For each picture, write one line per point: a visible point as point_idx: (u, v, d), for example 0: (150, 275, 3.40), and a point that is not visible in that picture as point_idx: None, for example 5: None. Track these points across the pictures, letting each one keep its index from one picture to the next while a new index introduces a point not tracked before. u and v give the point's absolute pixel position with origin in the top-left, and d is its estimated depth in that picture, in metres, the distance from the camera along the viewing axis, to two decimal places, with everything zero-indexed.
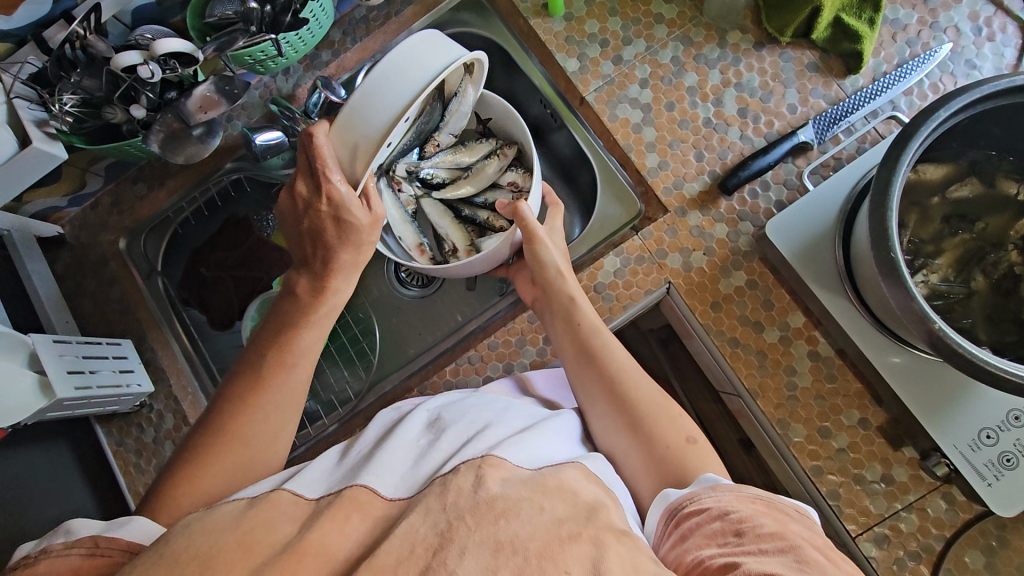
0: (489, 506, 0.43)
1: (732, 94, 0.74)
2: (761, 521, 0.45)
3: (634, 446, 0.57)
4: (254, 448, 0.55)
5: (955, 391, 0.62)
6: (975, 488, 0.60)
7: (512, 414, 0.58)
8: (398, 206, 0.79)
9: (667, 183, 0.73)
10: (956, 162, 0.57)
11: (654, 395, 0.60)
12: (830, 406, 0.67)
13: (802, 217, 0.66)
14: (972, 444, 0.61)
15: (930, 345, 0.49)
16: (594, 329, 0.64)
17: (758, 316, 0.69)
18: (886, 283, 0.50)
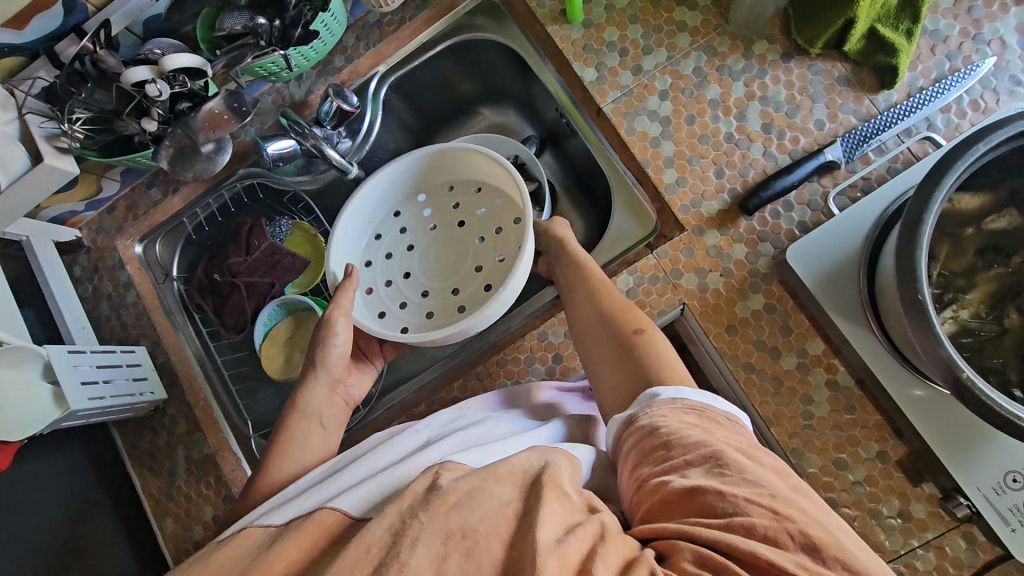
0: (440, 499, 0.42)
1: (757, 108, 0.71)
2: (688, 433, 0.47)
3: (604, 351, 0.61)
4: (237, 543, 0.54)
5: (979, 431, 0.59)
6: (997, 532, 0.58)
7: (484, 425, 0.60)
8: None
9: (685, 201, 0.71)
10: (994, 190, 0.54)
11: (622, 305, 0.63)
12: (847, 438, 0.65)
13: (824, 242, 0.64)
14: (997, 487, 0.58)
15: (951, 389, 0.46)
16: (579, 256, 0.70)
17: (775, 341, 0.67)
18: (911, 322, 0.48)
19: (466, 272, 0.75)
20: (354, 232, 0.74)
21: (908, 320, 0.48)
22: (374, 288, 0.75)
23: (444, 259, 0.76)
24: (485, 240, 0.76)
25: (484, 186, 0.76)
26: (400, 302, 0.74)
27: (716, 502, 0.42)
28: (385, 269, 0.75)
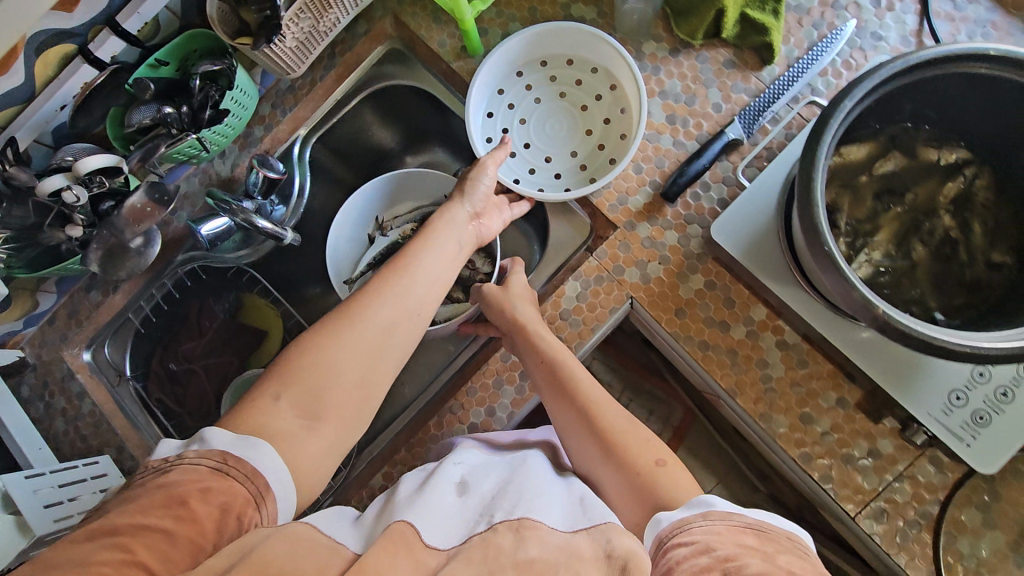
0: (528, 566, 0.46)
1: (658, 102, 0.75)
2: (748, 561, 0.46)
3: (610, 491, 0.59)
4: (371, 344, 0.57)
5: (919, 359, 0.62)
6: (956, 451, 0.61)
7: (528, 471, 0.59)
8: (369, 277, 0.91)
9: (612, 201, 0.74)
10: (876, 139, 0.58)
11: (627, 426, 0.62)
12: (807, 391, 0.68)
13: (743, 214, 0.67)
14: (944, 408, 0.62)
15: (879, 328, 0.49)
16: (563, 364, 0.66)
17: (722, 315, 0.71)
18: (827, 274, 0.51)
19: (581, 135, 0.78)
20: (476, 117, 0.75)
21: (824, 271, 0.52)
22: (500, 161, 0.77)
23: (554, 124, 0.78)
24: (588, 106, 0.78)
25: (576, 58, 0.77)
26: (529, 168, 0.77)
27: None
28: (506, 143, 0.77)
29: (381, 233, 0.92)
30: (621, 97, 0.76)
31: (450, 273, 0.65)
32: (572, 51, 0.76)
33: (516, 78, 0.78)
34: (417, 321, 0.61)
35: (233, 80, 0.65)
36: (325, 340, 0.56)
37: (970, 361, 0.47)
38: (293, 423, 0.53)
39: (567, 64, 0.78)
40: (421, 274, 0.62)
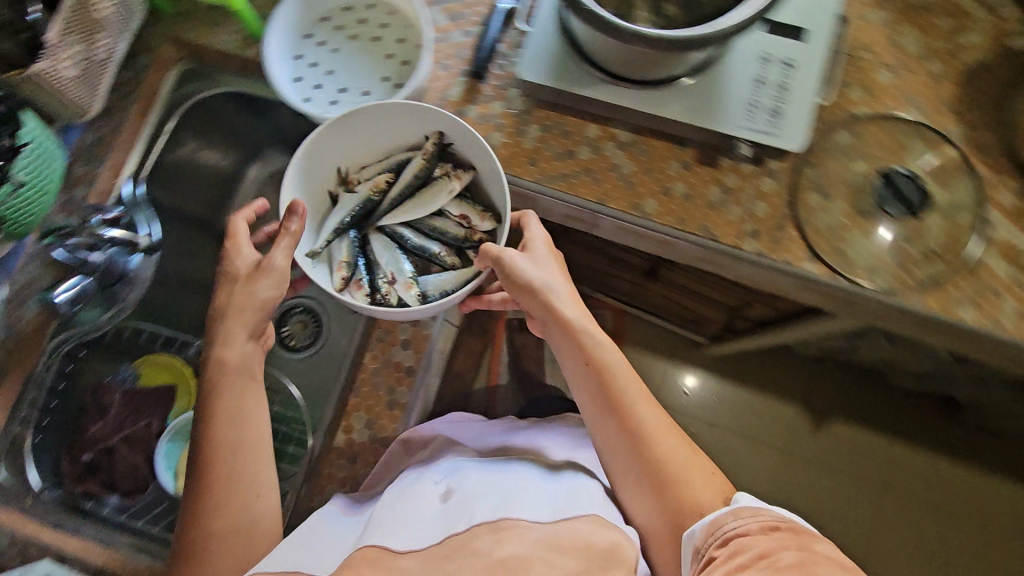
0: (503, 563, 0.63)
1: (436, 9, 0.84)
2: (783, 552, 0.57)
3: (646, 476, 0.71)
4: (246, 493, 0.69)
5: (715, 92, 0.73)
6: (771, 143, 0.72)
7: (512, 476, 0.76)
8: (347, 246, 0.86)
9: (436, 101, 0.81)
10: None
11: (677, 450, 0.71)
12: (657, 171, 0.78)
13: (538, 50, 0.75)
14: (750, 118, 0.72)
15: (658, 45, 0.62)
16: (609, 365, 0.73)
17: (566, 146, 0.79)
18: (608, 34, 0.63)
19: (385, 60, 0.84)
20: (285, 83, 0.79)
21: (606, 34, 0.63)
22: (327, 110, 0.81)
23: (358, 63, 0.84)
24: (379, 36, 0.84)
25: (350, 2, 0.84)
26: (354, 106, 0.82)
27: None
28: (324, 95, 0.82)
29: (344, 188, 0.86)
30: (403, 15, 0.83)
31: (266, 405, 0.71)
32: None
33: (307, 40, 0.83)
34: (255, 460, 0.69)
35: (23, 118, 0.69)
36: (206, 492, 0.68)
37: (729, 34, 0.61)
38: (206, 569, 0.67)
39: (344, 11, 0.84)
40: (222, 432, 0.69)
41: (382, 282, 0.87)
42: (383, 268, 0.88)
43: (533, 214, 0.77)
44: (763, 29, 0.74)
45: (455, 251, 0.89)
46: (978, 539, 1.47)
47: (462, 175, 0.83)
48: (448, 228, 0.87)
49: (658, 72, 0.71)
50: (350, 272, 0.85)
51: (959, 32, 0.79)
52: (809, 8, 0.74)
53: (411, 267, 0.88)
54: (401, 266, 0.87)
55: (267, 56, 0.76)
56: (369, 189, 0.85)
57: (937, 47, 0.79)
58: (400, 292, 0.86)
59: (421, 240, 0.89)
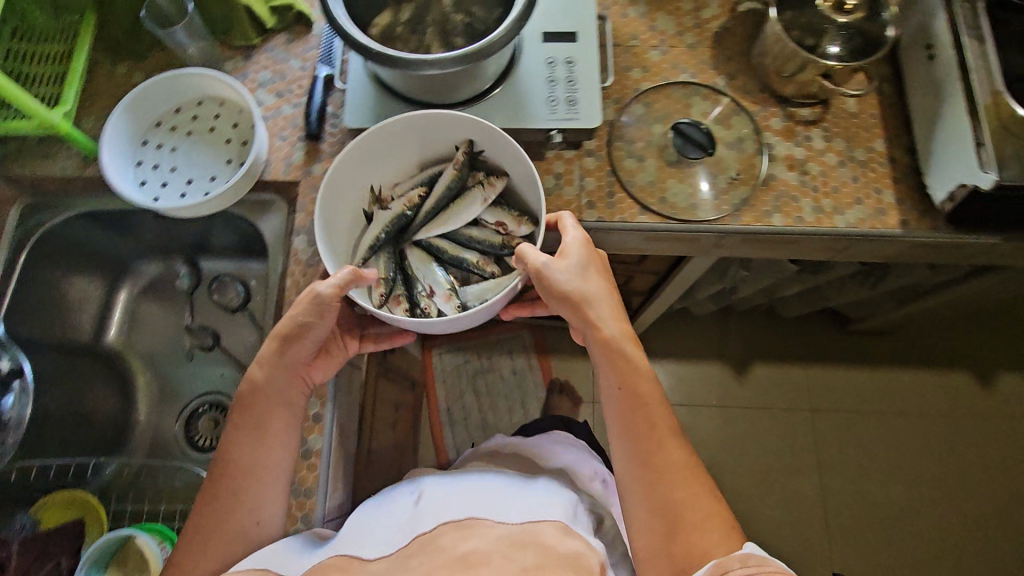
0: (464, 559, 0.65)
1: (262, 91, 0.91)
2: None
3: (660, 502, 0.71)
4: (250, 496, 0.74)
5: (516, 98, 0.84)
6: (575, 126, 0.83)
7: (487, 479, 0.80)
8: (384, 269, 0.89)
9: (282, 168, 0.88)
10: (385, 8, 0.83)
11: (695, 492, 0.72)
12: (495, 176, 0.87)
13: (358, 100, 0.84)
14: (551, 111, 0.83)
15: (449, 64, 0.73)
16: (643, 382, 0.76)
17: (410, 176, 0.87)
18: (406, 67, 0.73)
19: (224, 145, 0.89)
20: (128, 188, 0.83)
21: (405, 68, 0.74)
22: (176, 202, 0.84)
23: (199, 155, 0.88)
24: (214, 127, 0.90)
25: (179, 105, 0.90)
26: (204, 192, 0.86)
27: None
28: (171, 190, 0.86)
29: (379, 207, 0.90)
30: (232, 103, 0.90)
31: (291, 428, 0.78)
32: (171, 101, 0.89)
33: (146, 147, 0.88)
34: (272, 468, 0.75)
35: None
36: (222, 484, 0.74)
37: (502, 42, 0.73)
38: (193, 559, 0.72)
39: (177, 113, 0.90)
40: (245, 446, 0.75)
41: (422, 297, 0.89)
42: (420, 283, 0.90)
43: (569, 212, 0.82)
44: (542, 40, 0.87)
45: (492, 259, 0.91)
46: (906, 430, 1.61)
47: (496, 180, 0.87)
48: (488, 236, 0.89)
49: (465, 89, 0.82)
50: (389, 286, 0.89)
51: (700, 8, 0.97)
52: (574, 15, 0.87)
53: (449, 278, 0.90)
54: (438, 279, 0.89)
55: (103, 167, 0.81)
56: (402, 205, 0.89)
57: (687, 23, 0.96)
58: (438, 304, 0.87)
59: (460, 256, 0.91)
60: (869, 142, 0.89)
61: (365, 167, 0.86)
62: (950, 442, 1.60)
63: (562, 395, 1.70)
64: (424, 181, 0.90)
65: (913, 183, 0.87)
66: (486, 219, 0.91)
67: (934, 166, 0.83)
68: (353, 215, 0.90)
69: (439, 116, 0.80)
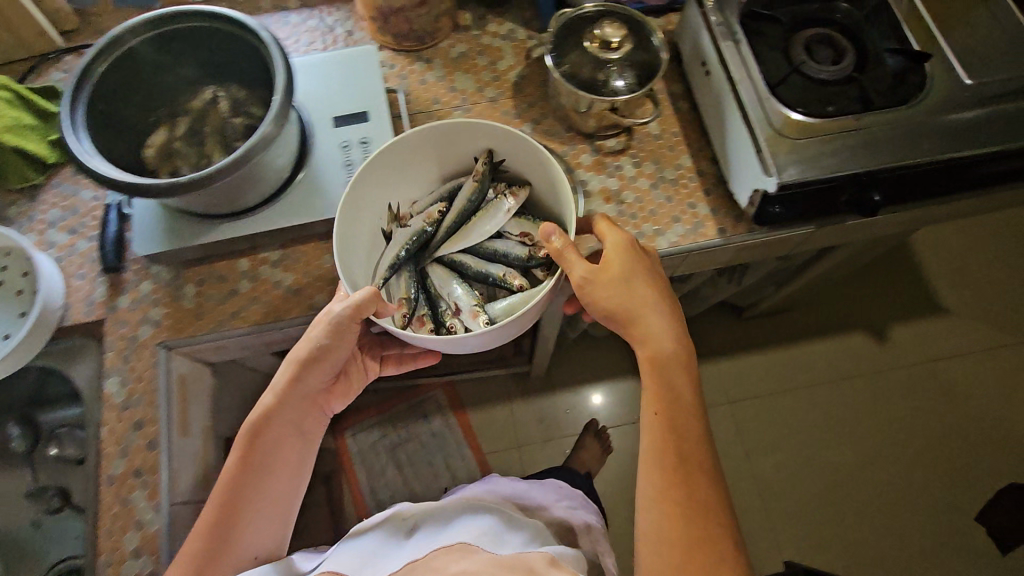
0: None
1: (53, 230, 0.86)
2: None
3: (681, 535, 0.69)
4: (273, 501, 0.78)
5: (313, 190, 0.83)
6: None
7: (467, 521, 0.85)
8: (405, 287, 0.90)
9: (84, 308, 0.82)
10: (159, 126, 0.81)
11: (719, 533, 0.69)
12: (314, 268, 0.84)
13: (145, 229, 0.82)
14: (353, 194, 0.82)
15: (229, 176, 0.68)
16: (685, 411, 0.75)
17: (225, 288, 0.83)
18: (185, 193, 0.68)
19: (15, 296, 0.83)
20: None
21: (184, 194, 0.69)
22: None
23: None
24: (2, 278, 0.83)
25: None
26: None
27: None
28: None
29: (398, 225, 0.92)
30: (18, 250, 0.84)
31: (307, 439, 0.83)
32: None
33: None
34: (294, 470, 0.81)
35: None
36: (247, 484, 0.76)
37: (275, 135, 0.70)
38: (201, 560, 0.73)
39: None
40: (275, 453, 0.78)
41: (447, 316, 0.89)
42: (444, 301, 0.91)
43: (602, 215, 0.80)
44: (334, 124, 0.86)
45: (520, 271, 0.91)
46: (818, 401, 1.67)
47: (519, 191, 0.89)
48: (515, 248, 0.90)
49: (255, 192, 0.79)
50: (412, 307, 0.89)
51: (495, 62, 0.99)
52: (363, 94, 0.87)
53: (476, 294, 0.90)
54: (461, 296, 0.89)
55: None
56: (422, 222, 0.91)
57: (485, 78, 0.97)
58: (464, 321, 0.87)
59: (485, 272, 0.91)
60: (675, 159, 0.92)
61: (380, 186, 0.88)
62: (858, 402, 1.67)
63: (597, 437, 1.54)
64: (444, 198, 0.92)
65: (723, 191, 0.89)
66: (509, 230, 0.92)
67: (733, 174, 0.85)
68: (372, 237, 0.91)
69: (461, 124, 0.84)
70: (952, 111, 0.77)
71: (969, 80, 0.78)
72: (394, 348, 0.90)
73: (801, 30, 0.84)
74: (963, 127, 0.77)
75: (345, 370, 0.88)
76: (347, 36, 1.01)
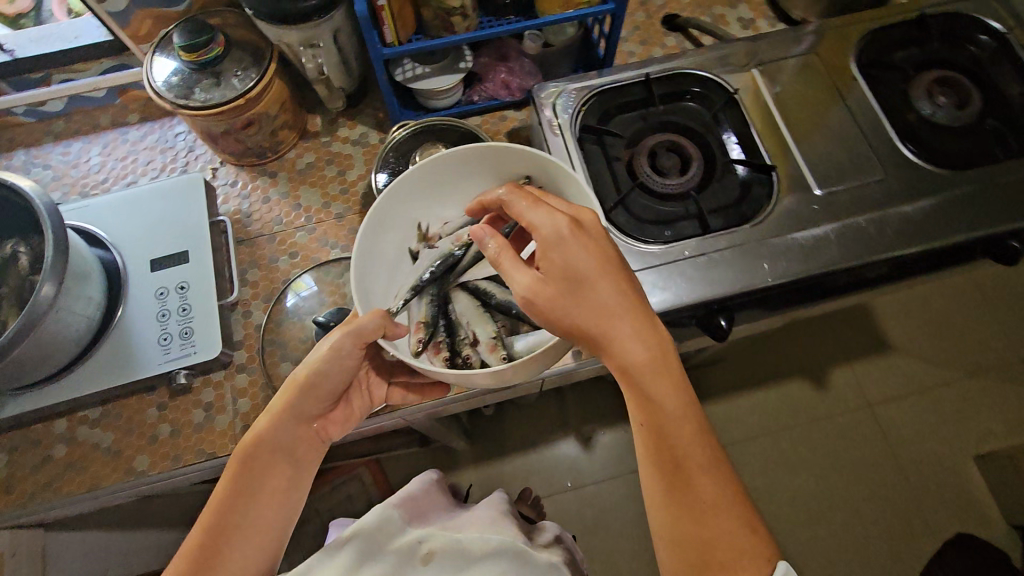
0: None
1: None
2: None
3: (693, 547, 0.57)
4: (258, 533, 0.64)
5: (125, 346, 0.77)
6: (193, 361, 0.77)
7: (486, 567, 0.69)
8: (423, 311, 0.75)
9: None
10: None
11: (740, 541, 0.56)
12: (135, 425, 0.78)
13: None
14: (165, 349, 0.77)
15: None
16: (681, 420, 0.59)
17: (35, 455, 0.77)
18: None
19: None
20: None
21: None
22: None
23: None
24: None
25: None
26: None
27: None
28: None
29: (426, 246, 0.78)
30: None
31: (308, 467, 0.71)
32: None
33: None
34: (289, 499, 0.68)
35: None
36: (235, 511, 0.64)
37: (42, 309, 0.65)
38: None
39: None
40: (268, 479, 0.66)
41: (463, 346, 0.74)
42: (463, 329, 0.76)
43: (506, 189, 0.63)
44: (152, 270, 0.81)
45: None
46: None
47: None
48: None
49: (57, 359, 0.73)
50: (429, 332, 0.75)
51: (344, 171, 0.92)
52: (185, 232, 0.83)
53: (497, 327, 0.76)
54: (485, 328, 0.75)
55: None
56: (450, 244, 0.77)
57: (332, 191, 0.91)
58: (484, 357, 0.72)
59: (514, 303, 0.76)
60: None
61: (413, 202, 0.75)
62: None
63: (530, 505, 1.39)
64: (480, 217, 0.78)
65: None
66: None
67: None
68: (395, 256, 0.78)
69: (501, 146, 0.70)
70: (800, 227, 0.71)
71: (818, 190, 0.72)
72: (403, 379, 0.78)
73: (643, 140, 0.78)
74: (812, 245, 0.70)
75: (347, 394, 0.75)
76: (188, 153, 0.94)
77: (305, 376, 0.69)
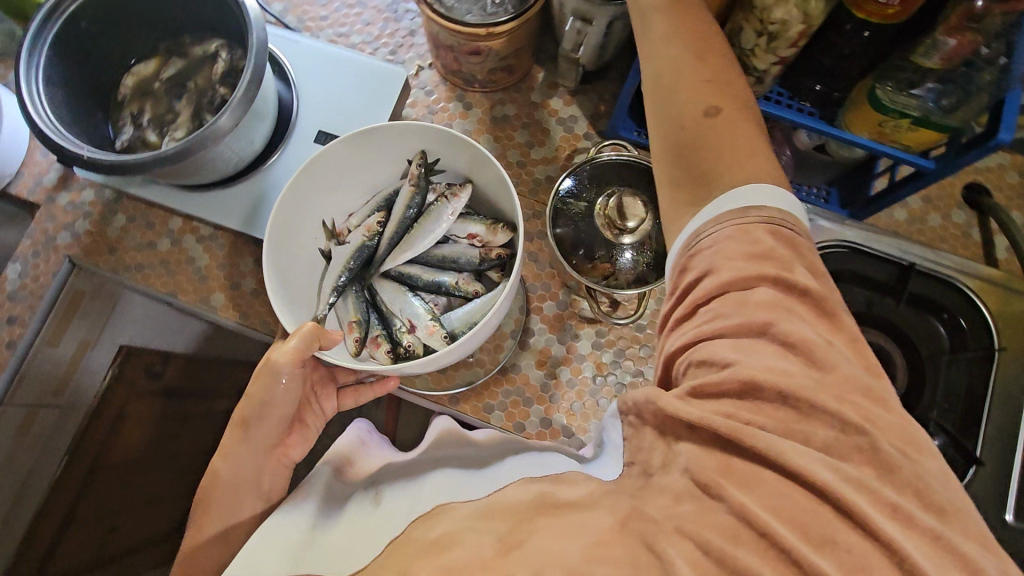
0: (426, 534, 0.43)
1: None
2: (781, 319, 0.41)
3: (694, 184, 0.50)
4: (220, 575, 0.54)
5: (257, 197, 0.78)
6: None
7: (441, 477, 0.59)
8: (352, 310, 0.68)
9: (31, 186, 0.86)
10: (156, 53, 0.78)
11: (734, 156, 0.49)
12: (230, 265, 0.81)
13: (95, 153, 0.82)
14: None
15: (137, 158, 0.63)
16: (689, 45, 0.53)
17: (147, 237, 0.83)
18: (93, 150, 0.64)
19: None
20: None
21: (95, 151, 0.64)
22: None
23: None
24: None
25: None
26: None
27: (768, 355, 0.41)
28: None
29: (336, 243, 0.69)
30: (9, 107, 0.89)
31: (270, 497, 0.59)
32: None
33: None
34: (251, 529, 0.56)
35: None
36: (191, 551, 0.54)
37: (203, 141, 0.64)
38: None
39: None
40: (228, 511, 0.55)
41: (402, 334, 0.68)
42: (398, 317, 0.69)
43: None
44: (314, 139, 0.80)
45: (474, 277, 0.70)
46: None
47: (459, 188, 0.67)
48: (475, 255, 0.69)
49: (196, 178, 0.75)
50: (364, 329, 0.68)
51: (532, 144, 0.84)
52: (361, 123, 0.80)
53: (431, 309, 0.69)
54: (417, 309, 0.68)
55: None
56: (361, 237, 0.69)
57: (509, 158, 0.84)
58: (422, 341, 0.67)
59: (435, 283, 0.71)
60: (641, 362, 0.77)
61: (313, 199, 0.66)
62: None
63: None
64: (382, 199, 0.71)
65: None
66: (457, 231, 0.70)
67: None
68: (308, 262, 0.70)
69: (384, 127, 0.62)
70: None
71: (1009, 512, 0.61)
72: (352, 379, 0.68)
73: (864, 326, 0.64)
74: None
75: (300, 412, 0.63)
76: (407, 36, 0.89)
77: (257, 393, 0.56)
